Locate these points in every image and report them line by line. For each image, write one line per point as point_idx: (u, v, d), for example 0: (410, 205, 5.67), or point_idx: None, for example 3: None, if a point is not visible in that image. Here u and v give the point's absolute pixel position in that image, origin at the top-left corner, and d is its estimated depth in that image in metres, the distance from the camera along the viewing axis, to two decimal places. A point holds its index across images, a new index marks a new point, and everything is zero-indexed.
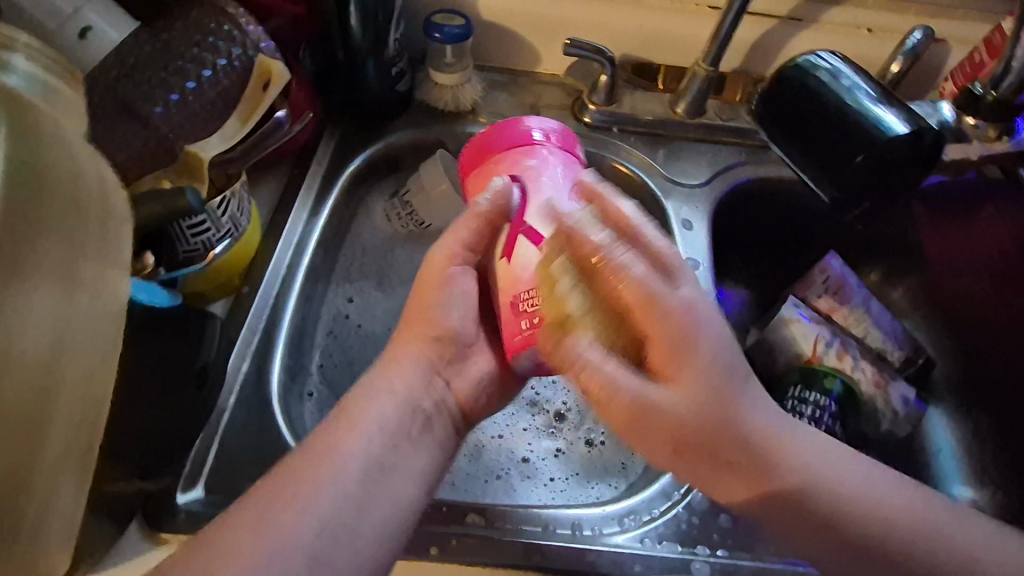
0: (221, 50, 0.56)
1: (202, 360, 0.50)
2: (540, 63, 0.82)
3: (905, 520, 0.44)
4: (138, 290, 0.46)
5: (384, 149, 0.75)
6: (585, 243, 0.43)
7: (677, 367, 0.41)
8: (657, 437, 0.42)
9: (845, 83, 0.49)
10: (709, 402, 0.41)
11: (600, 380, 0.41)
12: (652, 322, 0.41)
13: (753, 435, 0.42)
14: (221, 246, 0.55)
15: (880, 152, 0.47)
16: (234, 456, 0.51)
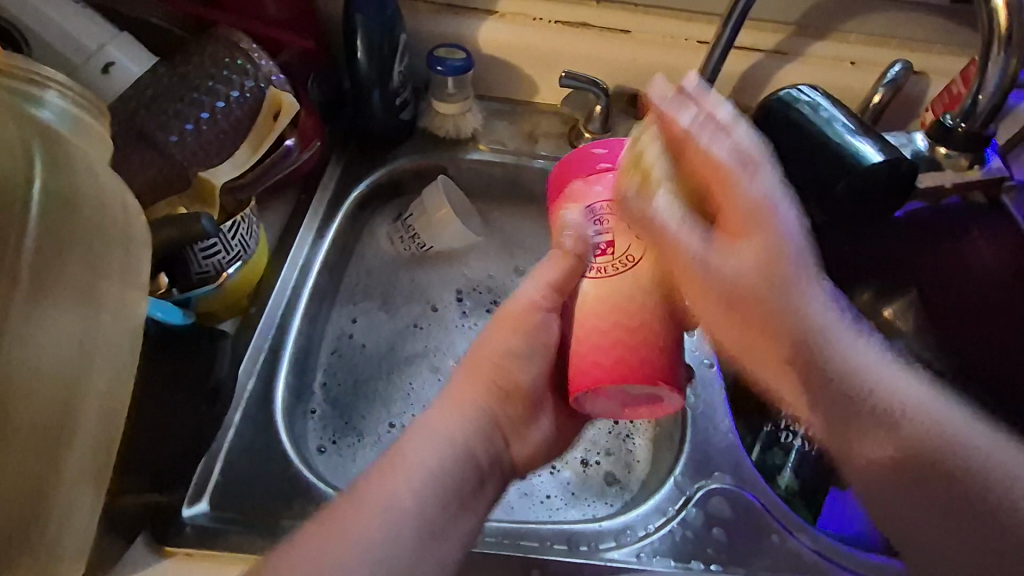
0: (234, 82, 0.59)
1: (215, 378, 0.51)
2: (538, 93, 0.85)
3: (967, 438, 0.41)
4: (156, 307, 0.50)
5: (388, 175, 0.78)
6: (695, 154, 0.45)
7: (750, 314, 0.46)
8: (721, 305, 0.45)
9: (824, 114, 0.52)
10: (749, 201, 0.45)
11: (662, 226, 0.43)
12: (731, 192, 0.45)
13: (807, 310, 0.45)
14: (233, 267, 0.58)
15: (858, 178, 0.49)
16: (238, 472, 0.52)
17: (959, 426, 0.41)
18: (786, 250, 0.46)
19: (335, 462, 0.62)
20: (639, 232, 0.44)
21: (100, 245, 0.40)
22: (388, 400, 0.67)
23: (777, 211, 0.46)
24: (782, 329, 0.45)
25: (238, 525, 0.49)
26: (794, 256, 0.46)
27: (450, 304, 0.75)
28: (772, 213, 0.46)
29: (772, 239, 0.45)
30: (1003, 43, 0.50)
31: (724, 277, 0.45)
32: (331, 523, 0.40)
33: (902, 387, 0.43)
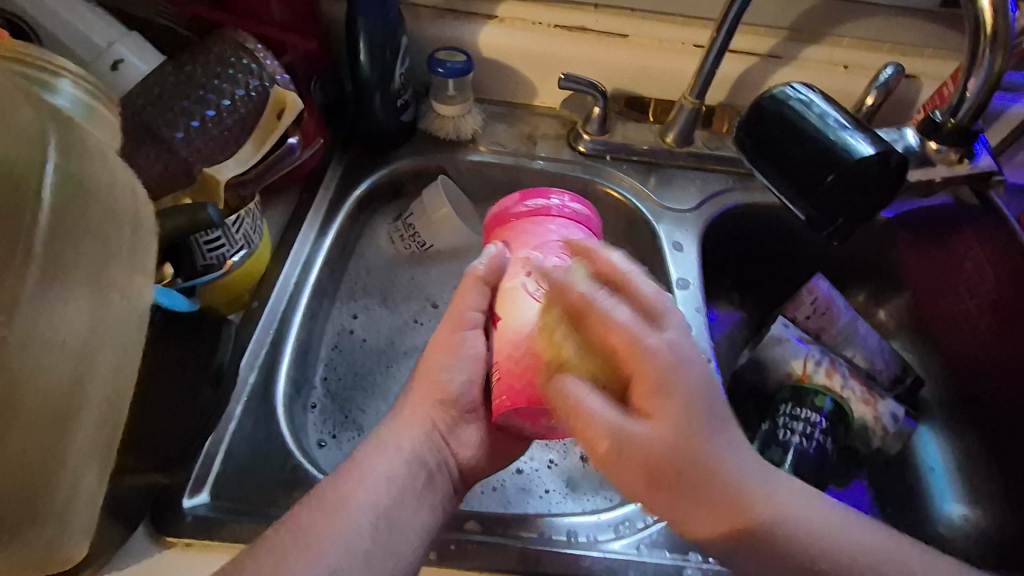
0: (239, 81, 0.60)
1: (217, 362, 0.53)
2: (537, 96, 0.87)
3: (838, 540, 0.44)
4: (162, 294, 0.49)
5: (389, 175, 0.79)
6: (614, 330, 0.43)
7: (677, 482, 0.43)
8: (641, 478, 0.43)
9: (816, 110, 0.53)
10: (689, 463, 0.42)
11: (607, 429, 0.42)
12: (638, 363, 0.43)
13: (723, 466, 0.43)
14: (237, 256, 0.58)
15: (850, 171, 0.50)
16: (239, 462, 0.52)
17: (835, 533, 0.45)
18: (694, 400, 0.43)
19: (336, 456, 0.62)
20: (563, 414, 0.42)
21: (111, 227, 0.41)
22: (388, 394, 0.67)
23: (713, 420, 0.43)
24: (711, 519, 0.43)
25: (238, 514, 0.49)
26: (705, 403, 0.43)
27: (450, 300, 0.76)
28: (678, 370, 0.43)
29: (680, 412, 0.42)
30: (990, 42, 0.51)
31: (643, 442, 0.42)
32: (308, 516, 0.44)
33: (811, 512, 0.45)
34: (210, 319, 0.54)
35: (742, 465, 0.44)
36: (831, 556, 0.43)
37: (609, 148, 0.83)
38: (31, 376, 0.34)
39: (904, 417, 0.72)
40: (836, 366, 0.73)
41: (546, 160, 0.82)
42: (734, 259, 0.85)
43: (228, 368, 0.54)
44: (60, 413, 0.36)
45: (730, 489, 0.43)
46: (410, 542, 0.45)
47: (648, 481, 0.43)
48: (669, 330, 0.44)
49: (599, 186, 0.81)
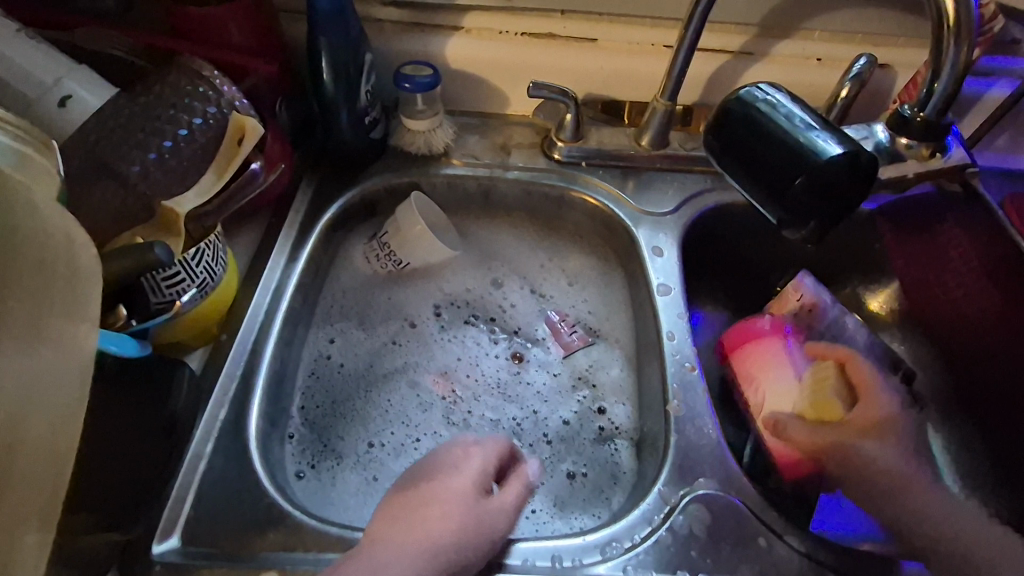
0: (197, 110, 0.59)
1: (170, 411, 0.52)
2: (509, 105, 0.86)
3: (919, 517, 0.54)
4: (110, 341, 0.48)
5: (360, 194, 0.77)
6: (857, 369, 0.62)
7: (856, 451, 0.57)
8: (867, 462, 0.56)
9: (782, 111, 0.52)
10: (840, 422, 0.59)
11: (811, 403, 0.61)
12: (840, 387, 0.61)
13: (873, 449, 0.57)
14: (185, 297, 0.55)
15: (819, 174, 0.49)
16: (210, 505, 0.51)
17: (922, 510, 0.54)
18: (864, 388, 0.61)
19: (315, 487, 0.60)
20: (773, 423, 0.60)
21: (35, 277, 0.38)
22: (368, 420, 0.66)
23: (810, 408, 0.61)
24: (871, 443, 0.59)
25: (211, 559, 0.48)
26: (805, 399, 0.62)
27: (426, 317, 0.75)
28: (861, 382, 0.62)
29: (835, 394, 0.61)
30: (953, 33, 0.50)
31: (803, 409, 0.61)
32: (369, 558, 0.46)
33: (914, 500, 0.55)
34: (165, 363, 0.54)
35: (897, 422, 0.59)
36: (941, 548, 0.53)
37: (585, 153, 0.82)
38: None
39: None
40: None
41: (520, 170, 0.81)
42: (717, 259, 0.85)
43: (182, 417, 0.53)
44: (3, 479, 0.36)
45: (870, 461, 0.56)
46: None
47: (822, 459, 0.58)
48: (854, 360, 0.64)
49: (574, 193, 0.81)
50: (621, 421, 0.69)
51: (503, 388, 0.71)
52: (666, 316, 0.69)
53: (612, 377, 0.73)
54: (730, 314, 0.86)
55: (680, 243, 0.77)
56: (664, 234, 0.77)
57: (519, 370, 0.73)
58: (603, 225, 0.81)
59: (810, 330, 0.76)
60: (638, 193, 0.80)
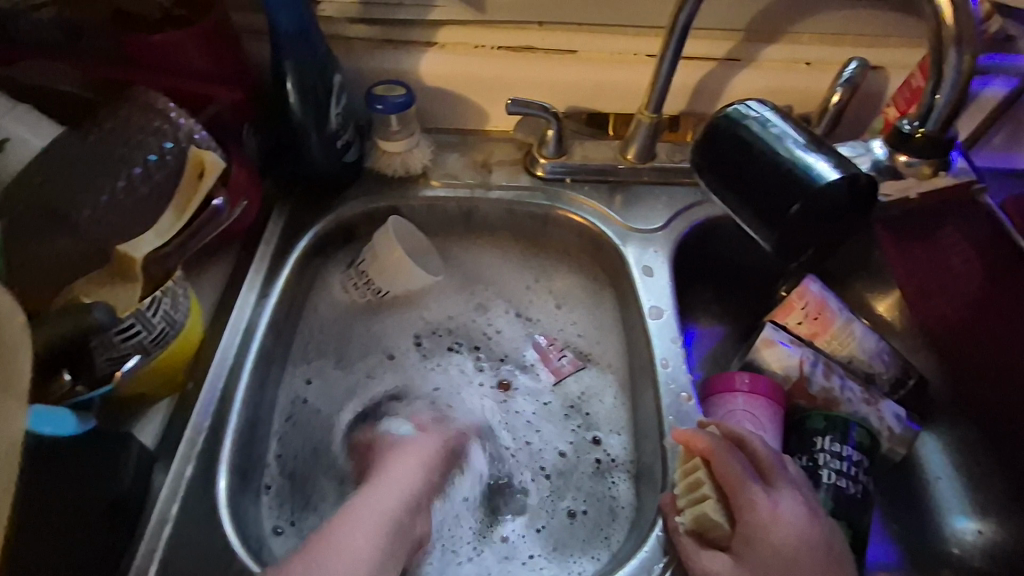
0: (151, 145, 0.56)
1: (120, 485, 0.47)
2: (489, 120, 0.82)
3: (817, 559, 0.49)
4: (42, 420, 0.43)
5: (335, 222, 0.74)
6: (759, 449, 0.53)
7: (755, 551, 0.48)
8: (766, 561, 0.48)
9: (773, 130, 0.48)
10: (746, 520, 0.50)
11: (735, 496, 0.51)
12: (725, 477, 0.51)
13: (765, 531, 0.49)
14: (131, 362, 0.51)
15: (815, 198, 0.45)
16: (178, 574, 0.48)
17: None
18: (737, 485, 0.50)
19: (294, 543, 0.57)
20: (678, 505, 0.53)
21: None
22: (349, 462, 0.63)
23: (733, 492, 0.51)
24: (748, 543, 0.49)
25: None
26: (727, 483, 0.51)
27: (407, 349, 0.71)
28: (732, 463, 0.52)
29: (737, 474, 0.51)
30: (954, 44, 0.47)
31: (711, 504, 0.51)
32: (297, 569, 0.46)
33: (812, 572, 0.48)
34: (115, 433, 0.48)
35: (786, 507, 0.50)
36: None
37: (568, 169, 0.79)
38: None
39: (907, 418, 0.72)
40: (832, 368, 0.74)
41: (502, 189, 0.78)
42: (710, 273, 0.82)
43: (132, 492, 0.48)
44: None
45: (787, 536, 0.49)
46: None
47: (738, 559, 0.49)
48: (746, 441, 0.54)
49: (560, 212, 0.77)
50: (617, 452, 0.65)
51: (495, 418, 0.68)
52: (659, 341, 0.66)
53: (606, 403, 0.69)
54: (726, 330, 0.83)
55: (671, 260, 0.74)
56: (654, 252, 0.74)
57: (507, 398, 0.69)
58: (590, 243, 0.78)
59: (817, 338, 0.76)
60: (627, 208, 0.77)
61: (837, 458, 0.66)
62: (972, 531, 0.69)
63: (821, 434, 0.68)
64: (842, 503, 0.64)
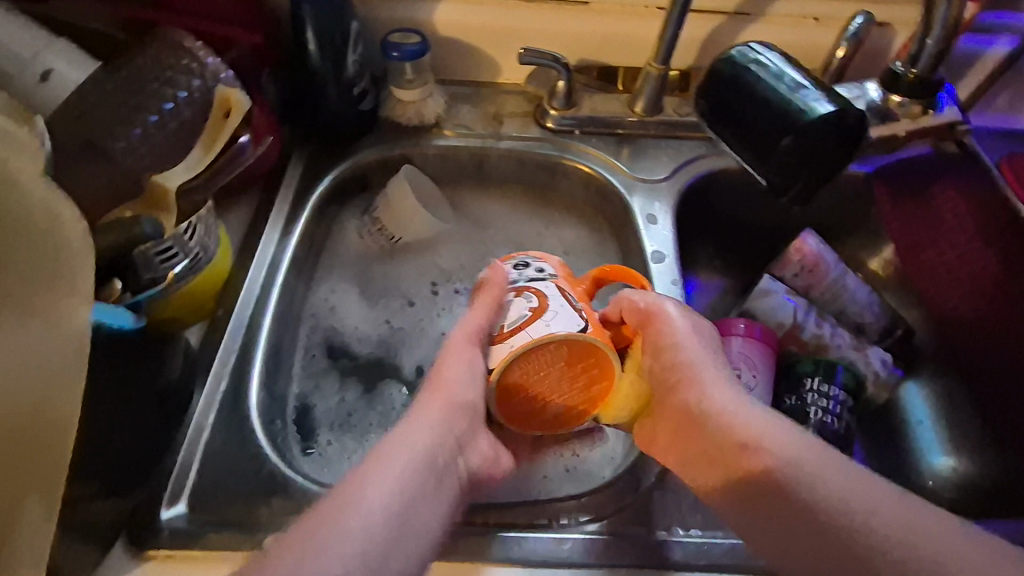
0: (180, 82, 0.58)
1: (165, 380, 0.52)
2: (501, 73, 0.84)
3: (833, 476, 0.44)
4: (103, 314, 0.46)
5: (352, 168, 0.77)
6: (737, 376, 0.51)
7: (739, 456, 0.47)
8: (747, 470, 0.46)
9: (772, 70, 0.51)
10: (726, 423, 0.48)
11: (713, 402, 0.49)
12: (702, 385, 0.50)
13: (751, 435, 0.47)
14: (178, 266, 0.55)
15: (807, 132, 0.48)
16: (214, 474, 0.52)
17: (821, 480, 0.43)
18: (716, 396, 0.50)
19: (319, 462, 0.61)
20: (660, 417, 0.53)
21: None
22: (366, 390, 0.67)
23: (716, 391, 0.50)
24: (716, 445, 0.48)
25: (216, 525, 0.49)
26: (707, 385, 0.50)
27: (422, 289, 0.75)
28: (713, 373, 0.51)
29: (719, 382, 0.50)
30: None
31: (692, 408, 0.50)
32: (338, 496, 0.42)
33: (821, 476, 0.44)
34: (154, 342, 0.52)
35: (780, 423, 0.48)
36: (857, 514, 0.42)
37: (577, 121, 0.81)
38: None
39: (891, 365, 0.77)
40: (821, 318, 0.78)
41: (513, 139, 0.81)
42: (712, 227, 0.85)
43: (179, 385, 0.55)
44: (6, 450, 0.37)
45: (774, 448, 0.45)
46: (423, 532, 0.43)
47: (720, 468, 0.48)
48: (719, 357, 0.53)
49: (568, 162, 0.80)
50: None
51: None
52: (660, 283, 0.69)
53: None
54: (723, 282, 0.87)
55: (674, 209, 0.77)
56: (659, 202, 0.77)
57: None
58: (597, 193, 0.81)
59: (811, 288, 0.80)
60: (633, 159, 0.80)
61: (823, 398, 0.71)
62: (946, 468, 0.74)
63: (812, 377, 0.72)
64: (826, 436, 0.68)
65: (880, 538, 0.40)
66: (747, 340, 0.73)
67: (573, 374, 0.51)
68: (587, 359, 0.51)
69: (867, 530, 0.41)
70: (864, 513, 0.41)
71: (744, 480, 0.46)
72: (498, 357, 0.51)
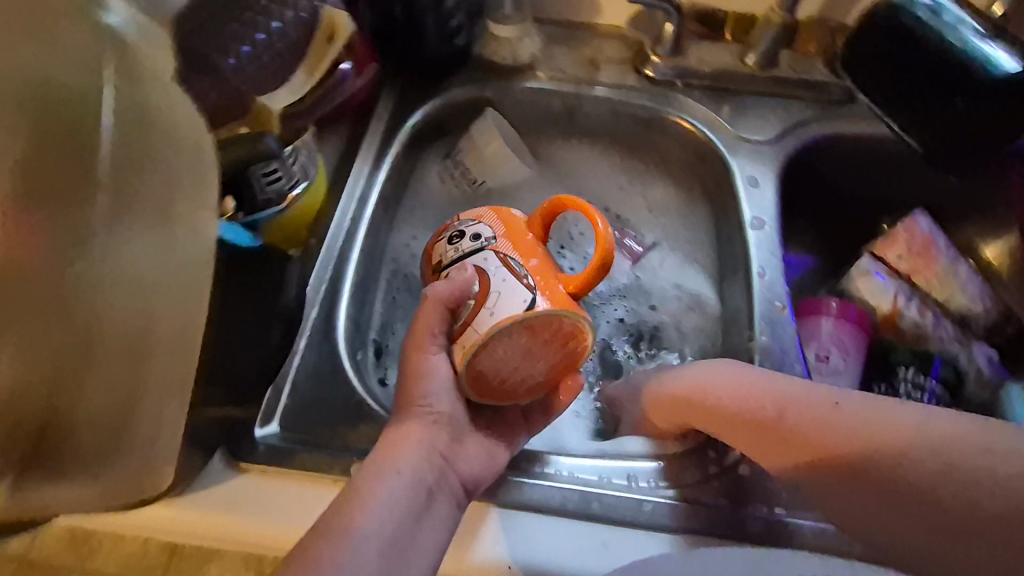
0: (288, 2, 0.56)
1: (284, 301, 0.54)
2: (601, 14, 0.79)
3: (891, 429, 0.43)
4: (227, 231, 0.50)
5: (441, 105, 0.74)
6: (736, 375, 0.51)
7: (791, 439, 0.46)
8: (808, 456, 0.45)
9: (930, 7, 0.56)
10: (763, 413, 0.47)
11: (735, 403, 0.49)
12: (719, 391, 0.50)
13: (791, 415, 0.46)
14: (294, 191, 0.57)
15: (985, 87, 0.53)
16: (305, 397, 0.54)
17: (888, 436, 0.43)
18: (738, 394, 0.49)
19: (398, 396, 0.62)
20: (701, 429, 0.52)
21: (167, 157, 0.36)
22: None
23: (730, 389, 0.49)
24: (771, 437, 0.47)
25: (306, 446, 0.51)
26: (722, 390, 0.50)
27: None
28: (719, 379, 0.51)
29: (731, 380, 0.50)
30: None
31: (722, 409, 0.49)
32: (331, 519, 0.42)
33: (879, 429, 0.43)
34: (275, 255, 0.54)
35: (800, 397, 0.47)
36: (934, 462, 0.41)
37: (680, 72, 0.76)
38: (94, 330, 0.33)
39: (997, 363, 0.70)
40: (927, 304, 0.72)
41: (609, 87, 0.76)
42: (812, 200, 0.79)
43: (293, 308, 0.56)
44: (126, 356, 0.35)
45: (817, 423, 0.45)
46: (424, 557, 0.43)
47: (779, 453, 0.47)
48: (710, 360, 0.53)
49: (666, 115, 0.75)
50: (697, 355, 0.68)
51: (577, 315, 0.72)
52: (758, 252, 0.65)
53: (690, 311, 0.71)
54: (818, 259, 0.81)
55: (779, 174, 0.71)
56: (762, 165, 0.71)
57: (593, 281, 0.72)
58: (693, 151, 0.76)
59: (917, 273, 0.73)
60: (737, 118, 0.74)
61: (916, 390, 0.67)
62: None
63: (906, 366, 0.68)
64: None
65: (972, 478, 0.40)
66: (842, 321, 0.69)
67: (542, 336, 0.48)
68: (548, 329, 0.48)
69: (973, 485, 0.40)
70: (941, 458, 0.41)
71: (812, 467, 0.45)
72: (470, 340, 0.48)
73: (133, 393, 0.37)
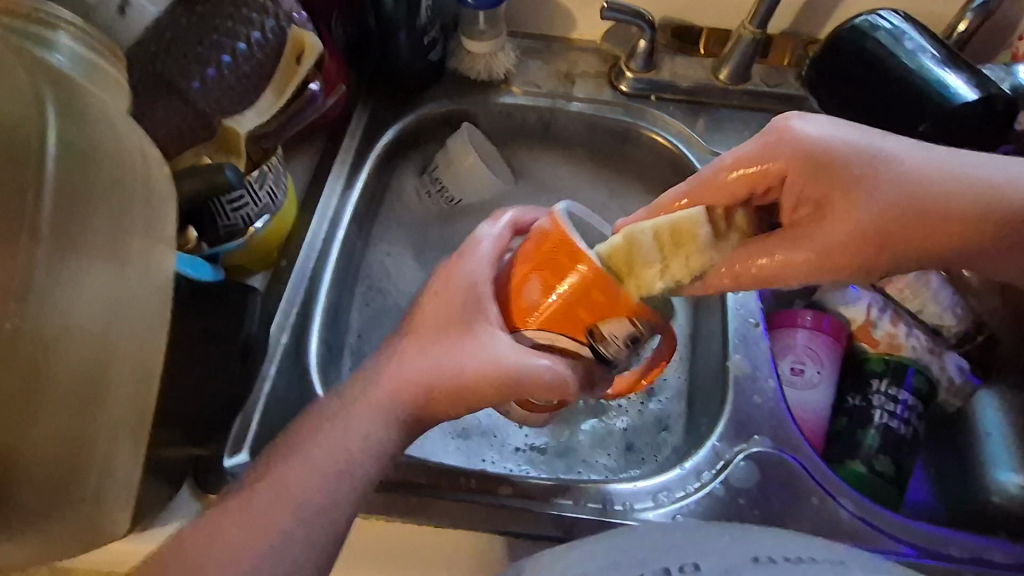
0: (255, 23, 0.54)
1: (246, 334, 0.53)
2: (576, 28, 0.79)
3: (1013, 188, 0.47)
4: (185, 264, 0.49)
5: (415, 121, 0.74)
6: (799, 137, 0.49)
7: (914, 215, 0.47)
8: (934, 229, 0.48)
9: (892, 33, 0.57)
10: (887, 193, 0.47)
11: (860, 184, 0.47)
12: (850, 172, 0.48)
13: (908, 170, 0.48)
14: (259, 223, 0.57)
15: (946, 116, 0.54)
16: (274, 424, 0.53)
17: (990, 183, 0.48)
18: (866, 181, 0.47)
19: None
20: (807, 239, 0.48)
21: (121, 195, 0.41)
22: None
23: (861, 157, 0.47)
24: (889, 225, 0.47)
25: None
26: (842, 158, 0.48)
27: None
28: (828, 142, 0.48)
29: (847, 148, 0.48)
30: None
31: (849, 216, 0.47)
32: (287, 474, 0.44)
33: (989, 170, 0.48)
34: (235, 287, 0.53)
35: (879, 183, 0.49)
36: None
37: (654, 86, 0.76)
38: (44, 365, 0.35)
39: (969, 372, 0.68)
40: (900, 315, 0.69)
41: (583, 102, 0.76)
42: None
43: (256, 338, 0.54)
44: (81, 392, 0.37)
45: (934, 186, 0.47)
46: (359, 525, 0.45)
47: (877, 248, 0.48)
48: (798, 123, 0.49)
49: (640, 129, 0.75)
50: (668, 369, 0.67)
51: None
52: None
53: None
54: None
55: None
56: None
57: None
58: (668, 164, 0.76)
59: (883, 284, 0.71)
60: (710, 131, 0.74)
61: (890, 401, 0.65)
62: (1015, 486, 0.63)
63: (881, 377, 0.66)
64: (892, 443, 0.62)
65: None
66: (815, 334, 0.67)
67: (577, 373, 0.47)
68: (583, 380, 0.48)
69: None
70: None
71: (923, 238, 0.48)
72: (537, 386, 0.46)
73: (86, 431, 0.38)
